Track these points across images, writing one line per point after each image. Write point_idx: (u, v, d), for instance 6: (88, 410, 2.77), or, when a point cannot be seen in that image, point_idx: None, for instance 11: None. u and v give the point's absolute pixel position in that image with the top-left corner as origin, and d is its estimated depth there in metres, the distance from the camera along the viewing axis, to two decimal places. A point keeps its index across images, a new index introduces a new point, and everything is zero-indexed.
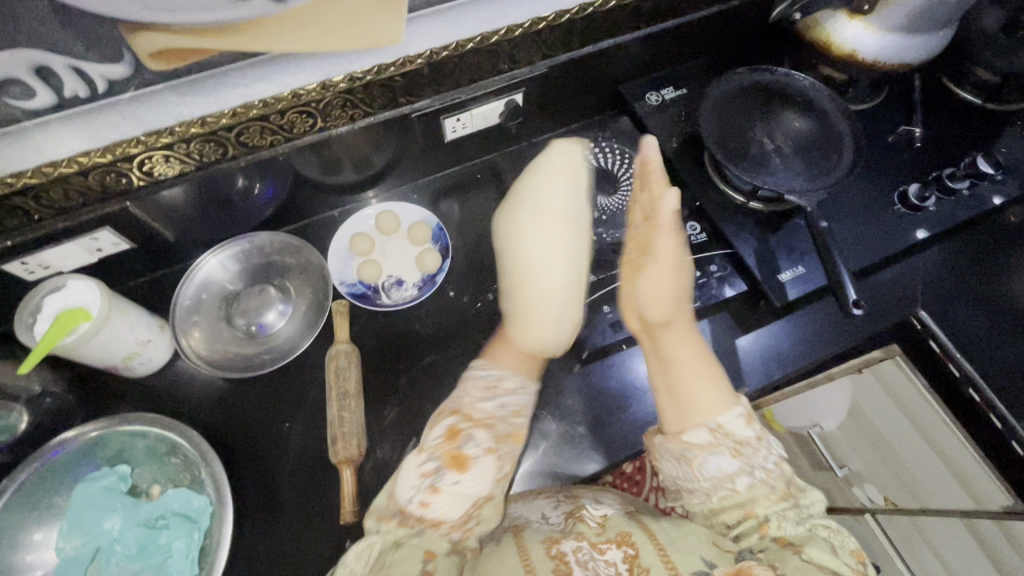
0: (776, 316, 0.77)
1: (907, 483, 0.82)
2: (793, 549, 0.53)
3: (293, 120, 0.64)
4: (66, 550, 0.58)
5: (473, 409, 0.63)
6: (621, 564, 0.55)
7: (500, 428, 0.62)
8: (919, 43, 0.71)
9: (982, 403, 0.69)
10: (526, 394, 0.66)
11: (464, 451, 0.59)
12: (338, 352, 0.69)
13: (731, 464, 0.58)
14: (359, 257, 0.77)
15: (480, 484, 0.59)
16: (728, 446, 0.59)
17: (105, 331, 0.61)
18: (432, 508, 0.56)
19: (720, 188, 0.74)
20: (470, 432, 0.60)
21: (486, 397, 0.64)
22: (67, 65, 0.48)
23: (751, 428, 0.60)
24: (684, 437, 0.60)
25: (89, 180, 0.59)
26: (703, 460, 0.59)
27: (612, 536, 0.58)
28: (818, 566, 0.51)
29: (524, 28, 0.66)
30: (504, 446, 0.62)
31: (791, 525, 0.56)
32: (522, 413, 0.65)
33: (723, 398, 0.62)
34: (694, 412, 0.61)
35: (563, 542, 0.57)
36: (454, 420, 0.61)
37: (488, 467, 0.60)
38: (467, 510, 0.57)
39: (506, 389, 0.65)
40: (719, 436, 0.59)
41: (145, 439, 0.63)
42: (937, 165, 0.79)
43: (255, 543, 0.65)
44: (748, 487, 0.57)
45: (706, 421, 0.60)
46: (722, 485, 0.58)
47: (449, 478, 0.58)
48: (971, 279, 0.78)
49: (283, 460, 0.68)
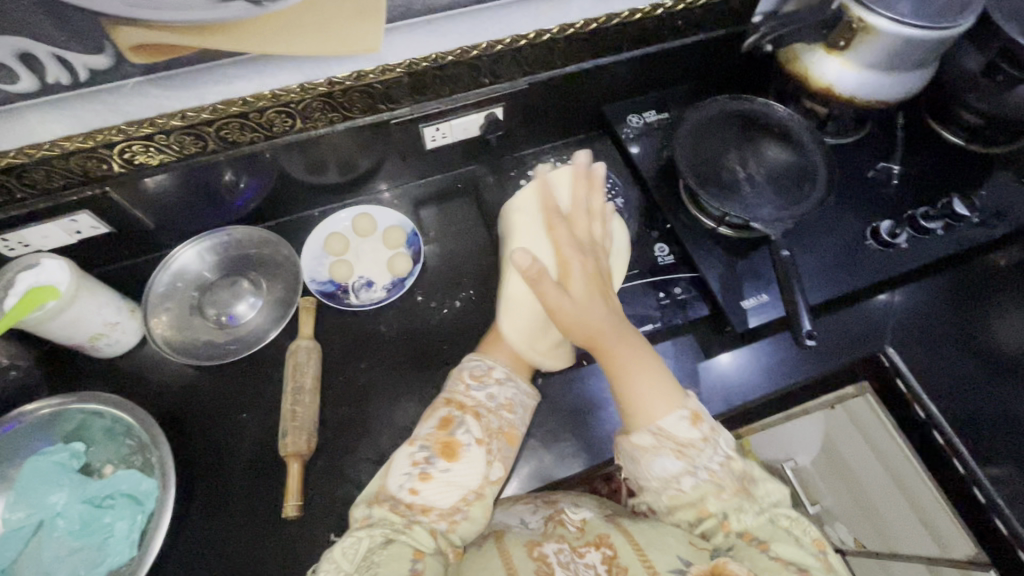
0: (740, 342, 0.76)
1: (874, 520, 0.84)
2: (760, 546, 0.52)
3: (272, 119, 0.66)
4: (12, 520, 0.60)
5: (465, 397, 0.62)
6: (601, 565, 0.54)
7: (491, 420, 0.61)
8: (896, 81, 0.70)
9: (944, 444, 0.71)
10: (513, 388, 0.65)
11: (455, 438, 0.58)
12: (298, 347, 0.70)
13: (676, 464, 0.55)
14: (332, 256, 0.79)
15: (471, 473, 0.57)
16: (671, 447, 0.56)
17: (73, 309, 0.63)
18: (421, 495, 0.56)
19: (692, 214, 0.75)
20: (461, 419, 0.60)
21: (476, 386, 0.63)
22: (50, 54, 0.51)
23: (696, 429, 0.57)
24: (631, 440, 0.58)
25: (71, 164, 0.61)
26: (649, 461, 0.57)
27: (591, 539, 0.57)
28: (784, 564, 0.50)
29: (505, 44, 0.67)
30: (495, 441, 0.60)
31: (751, 516, 0.54)
32: (512, 408, 0.64)
33: (669, 398, 0.58)
34: (637, 415, 0.58)
35: (544, 545, 0.57)
36: (449, 410, 0.60)
37: (479, 456, 0.58)
38: (456, 501, 0.56)
39: (496, 379, 0.65)
40: (661, 438, 0.56)
41: (102, 419, 0.65)
42: (913, 203, 0.79)
43: (199, 529, 0.65)
44: (694, 487, 0.55)
45: (649, 424, 0.57)
46: (669, 485, 0.56)
47: (440, 466, 0.57)
48: (950, 324, 0.77)
49: (236, 451, 0.69)
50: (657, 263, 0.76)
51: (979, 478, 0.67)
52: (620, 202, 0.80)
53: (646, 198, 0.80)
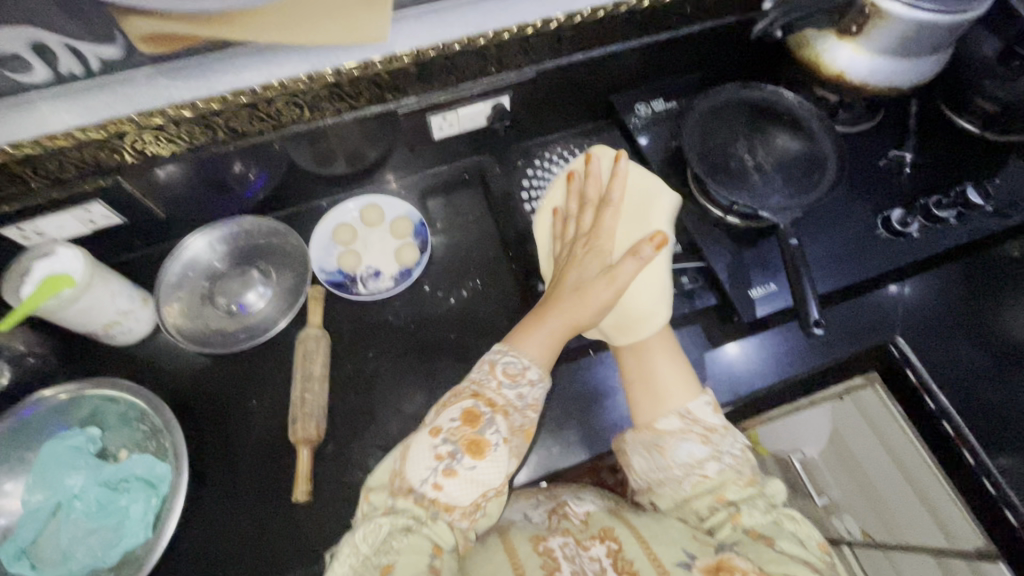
0: (747, 332, 0.75)
1: (881, 512, 0.83)
2: (766, 541, 0.51)
3: (280, 109, 0.66)
4: (31, 502, 0.61)
5: (495, 394, 0.59)
6: (606, 559, 0.54)
7: (516, 418, 0.59)
8: (910, 67, 0.69)
9: (954, 434, 0.70)
10: (544, 387, 0.62)
11: (482, 436, 0.56)
12: (307, 335, 0.71)
13: (702, 450, 0.57)
14: (341, 246, 0.79)
15: (494, 471, 0.56)
16: (698, 432, 0.58)
17: (87, 298, 0.65)
18: (444, 492, 0.54)
19: (701, 203, 0.74)
20: (491, 417, 0.57)
21: (508, 384, 0.60)
22: (61, 44, 0.52)
23: (718, 416, 0.59)
24: (655, 426, 0.59)
25: (84, 154, 0.61)
26: (673, 448, 0.58)
27: (595, 532, 0.57)
28: (790, 557, 0.50)
29: (512, 32, 0.67)
30: (516, 438, 0.59)
31: (760, 513, 0.54)
32: (538, 407, 0.61)
33: (688, 386, 0.61)
34: (664, 399, 0.61)
35: (550, 539, 0.56)
36: (473, 403, 0.57)
37: (503, 455, 0.56)
38: (477, 497, 0.55)
39: (529, 379, 0.61)
40: (689, 422, 0.58)
41: (116, 405, 0.67)
42: (926, 192, 0.78)
43: (208, 515, 0.67)
44: (718, 473, 0.56)
45: (674, 407, 0.60)
46: (693, 472, 0.57)
47: (466, 463, 0.55)
48: (961, 315, 0.76)
49: (245, 438, 0.70)
50: None
51: (991, 473, 0.67)
52: None
53: None
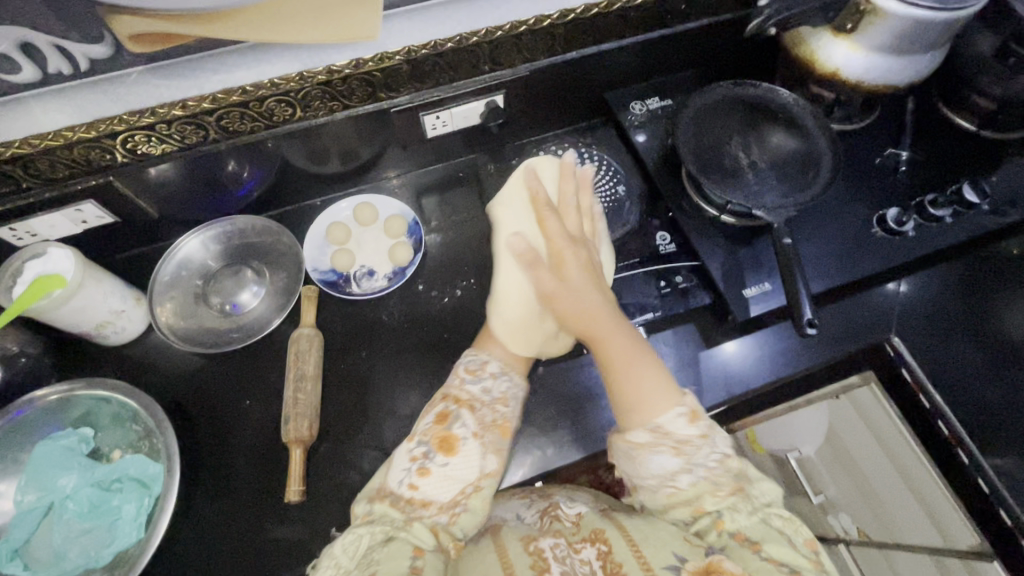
0: (741, 331, 0.75)
1: (879, 512, 0.80)
2: (752, 547, 0.50)
3: (272, 108, 0.65)
4: (23, 502, 0.61)
5: (460, 392, 0.62)
6: (596, 562, 0.55)
7: (485, 413, 0.61)
8: (907, 64, 0.69)
9: (950, 436, 0.70)
10: (508, 381, 0.65)
11: (452, 432, 0.59)
12: (300, 335, 0.71)
13: (673, 461, 0.55)
14: (334, 245, 0.79)
15: (468, 467, 0.58)
16: (669, 445, 0.55)
17: (78, 297, 0.65)
18: (421, 490, 0.56)
19: (696, 202, 0.74)
20: (458, 413, 0.60)
21: (470, 380, 0.64)
22: (50, 44, 0.51)
23: (694, 426, 0.56)
24: (627, 436, 0.57)
25: (74, 154, 0.61)
26: (646, 459, 0.56)
27: (586, 535, 0.58)
28: (777, 565, 0.49)
29: (504, 31, 0.66)
30: (489, 434, 0.60)
31: (743, 516, 0.52)
32: (507, 402, 0.64)
33: (666, 394, 0.58)
34: (637, 410, 0.58)
35: (541, 540, 0.57)
36: (445, 404, 0.61)
37: (474, 451, 0.58)
38: (457, 495, 0.56)
39: (490, 373, 0.65)
40: (659, 435, 0.56)
41: (110, 405, 0.67)
42: (922, 190, 0.77)
43: (201, 516, 0.67)
44: (691, 485, 0.54)
45: (646, 421, 0.57)
46: (666, 483, 0.55)
47: (438, 460, 0.57)
48: (957, 314, 0.75)
49: (238, 437, 0.70)
50: (659, 250, 0.76)
51: (986, 470, 0.67)
52: (621, 189, 0.79)
53: (647, 187, 0.79)
